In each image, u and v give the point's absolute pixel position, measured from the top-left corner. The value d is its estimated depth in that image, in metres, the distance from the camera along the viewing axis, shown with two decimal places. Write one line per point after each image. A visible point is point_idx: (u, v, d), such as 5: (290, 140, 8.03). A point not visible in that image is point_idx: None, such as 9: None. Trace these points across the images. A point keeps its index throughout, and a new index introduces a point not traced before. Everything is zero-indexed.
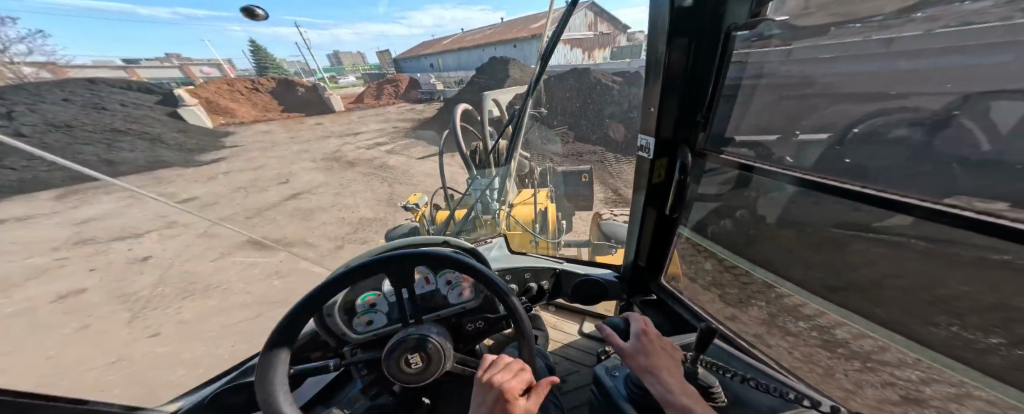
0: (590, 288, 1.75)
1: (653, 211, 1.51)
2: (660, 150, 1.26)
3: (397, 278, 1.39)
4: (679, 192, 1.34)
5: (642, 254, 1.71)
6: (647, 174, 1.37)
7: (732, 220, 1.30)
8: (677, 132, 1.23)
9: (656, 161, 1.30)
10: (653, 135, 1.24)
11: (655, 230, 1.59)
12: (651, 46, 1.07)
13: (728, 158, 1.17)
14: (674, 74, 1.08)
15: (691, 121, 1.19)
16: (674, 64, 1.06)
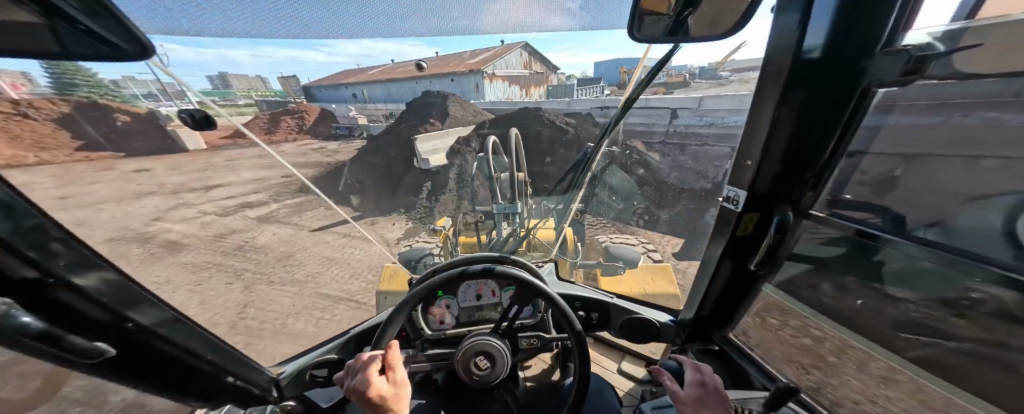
0: (646, 329, 1.36)
1: (728, 265, 1.12)
2: (752, 205, 0.95)
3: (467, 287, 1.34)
4: (768, 254, 0.99)
5: (706, 304, 1.27)
6: (728, 224, 1.04)
7: (833, 286, 0.94)
8: (777, 191, 0.91)
9: (744, 215, 0.97)
10: (745, 189, 0.94)
11: (730, 286, 1.18)
12: (763, 88, 0.83)
13: (841, 222, 0.84)
14: (785, 129, 0.82)
15: (800, 181, 0.88)
16: (784, 118, 0.81)
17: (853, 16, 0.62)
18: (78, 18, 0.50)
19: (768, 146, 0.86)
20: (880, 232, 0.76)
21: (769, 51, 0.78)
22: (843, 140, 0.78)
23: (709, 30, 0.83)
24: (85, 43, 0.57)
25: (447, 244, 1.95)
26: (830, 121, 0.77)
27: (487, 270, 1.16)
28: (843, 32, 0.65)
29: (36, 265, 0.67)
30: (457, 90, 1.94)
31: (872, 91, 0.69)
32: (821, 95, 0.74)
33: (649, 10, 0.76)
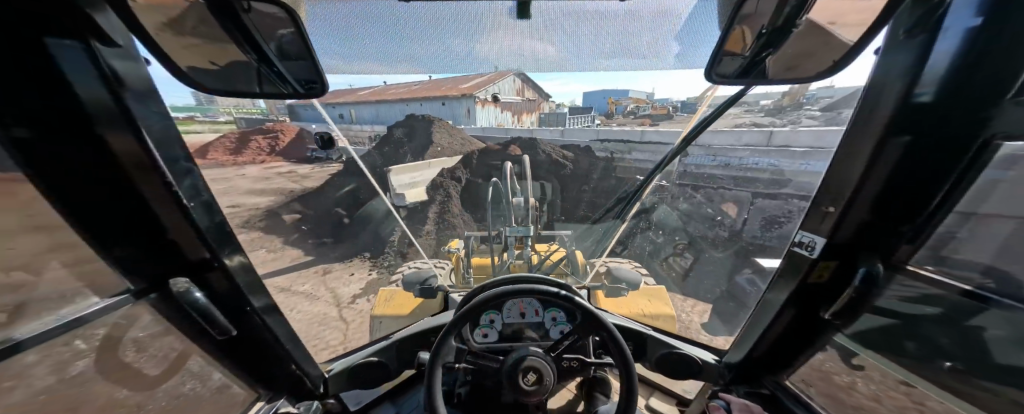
0: (684, 366, 1.13)
1: (794, 311, 0.94)
2: (830, 255, 0.82)
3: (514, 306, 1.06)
4: (844, 305, 0.84)
5: (762, 346, 1.06)
6: (794, 270, 0.91)
7: (920, 344, 0.73)
8: (870, 241, 0.77)
9: (817, 263, 0.84)
10: (822, 235, 0.83)
11: (798, 333, 0.97)
12: (859, 123, 0.72)
13: (938, 277, 0.68)
14: (882, 171, 0.70)
15: (890, 232, 0.74)
16: (886, 155, 0.68)
17: (980, 59, 0.51)
18: (276, 60, 0.62)
19: (853, 191, 0.75)
20: (987, 292, 0.60)
21: (868, 85, 0.67)
22: (952, 194, 0.65)
23: (792, 73, 0.73)
24: (269, 81, 0.69)
25: (460, 267, 1.89)
26: (942, 165, 0.63)
27: (566, 294, 0.87)
28: (967, 70, 0.53)
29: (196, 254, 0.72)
30: (450, 112, 1.81)
31: (994, 145, 0.57)
32: (930, 140, 0.63)
33: (728, 50, 0.72)
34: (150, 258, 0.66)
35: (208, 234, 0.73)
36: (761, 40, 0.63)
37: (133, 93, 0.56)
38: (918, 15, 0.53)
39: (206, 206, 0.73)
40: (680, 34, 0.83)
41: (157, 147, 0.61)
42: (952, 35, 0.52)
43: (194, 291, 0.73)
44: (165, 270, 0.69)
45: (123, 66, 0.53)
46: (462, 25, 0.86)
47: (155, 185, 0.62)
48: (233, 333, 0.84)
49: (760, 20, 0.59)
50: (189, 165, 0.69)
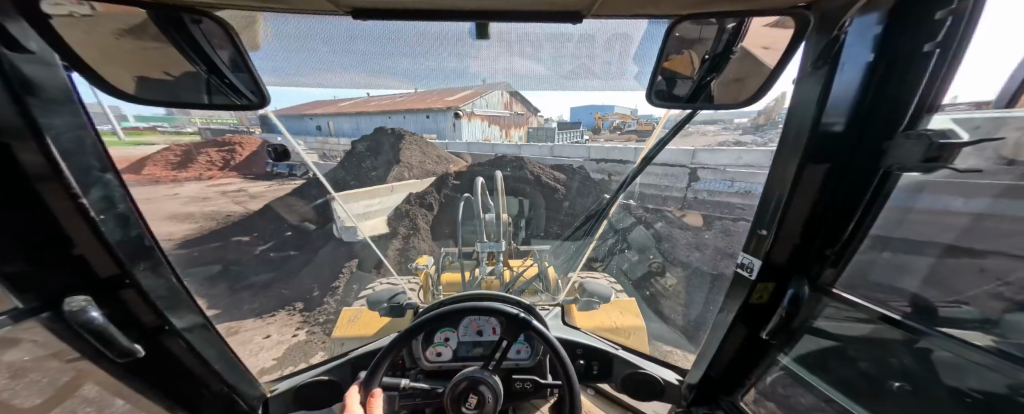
0: (648, 386, 1.13)
1: (742, 329, 0.95)
2: (767, 276, 0.84)
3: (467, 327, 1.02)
4: (778, 324, 0.88)
5: (716, 367, 1.06)
6: (740, 289, 0.92)
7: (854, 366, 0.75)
8: (798, 263, 0.80)
9: (757, 284, 0.86)
10: (759, 258, 0.84)
11: (745, 354, 0.99)
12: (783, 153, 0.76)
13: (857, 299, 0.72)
14: (805, 197, 0.73)
15: (815, 256, 0.77)
16: (807, 182, 0.71)
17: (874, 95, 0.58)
18: (225, 70, 0.68)
19: (784, 206, 0.76)
20: (899, 316, 0.64)
21: (789, 115, 0.72)
22: (863, 223, 0.69)
23: (730, 99, 0.79)
24: (220, 92, 0.72)
25: (429, 282, 1.84)
26: (851, 193, 0.68)
27: (524, 317, 0.86)
28: (864, 102, 0.59)
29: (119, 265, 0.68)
30: (435, 127, 1.59)
31: (894, 174, 0.61)
32: (842, 168, 0.67)
33: (677, 74, 0.78)
34: (51, 274, 0.60)
35: (121, 250, 0.68)
36: (707, 64, 0.73)
37: (42, 100, 0.51)
38: (820, 48, 0.60)
39: (122, 218, 0.68)
40: (637, 59, 0.86)
41: (64, 157, 0.57)
42: (850, 69, 0.58)
43: (91, 310, 0.65)
44: (65, 287, 0.62)
45: (37, 71, 0.50)
46: (413, 47, 0.89)
47: (61, 198, 0.57)
48: (140, 355, 0.76)
49: (705, 45, 0.71)
50: (104, 175, 0.64)
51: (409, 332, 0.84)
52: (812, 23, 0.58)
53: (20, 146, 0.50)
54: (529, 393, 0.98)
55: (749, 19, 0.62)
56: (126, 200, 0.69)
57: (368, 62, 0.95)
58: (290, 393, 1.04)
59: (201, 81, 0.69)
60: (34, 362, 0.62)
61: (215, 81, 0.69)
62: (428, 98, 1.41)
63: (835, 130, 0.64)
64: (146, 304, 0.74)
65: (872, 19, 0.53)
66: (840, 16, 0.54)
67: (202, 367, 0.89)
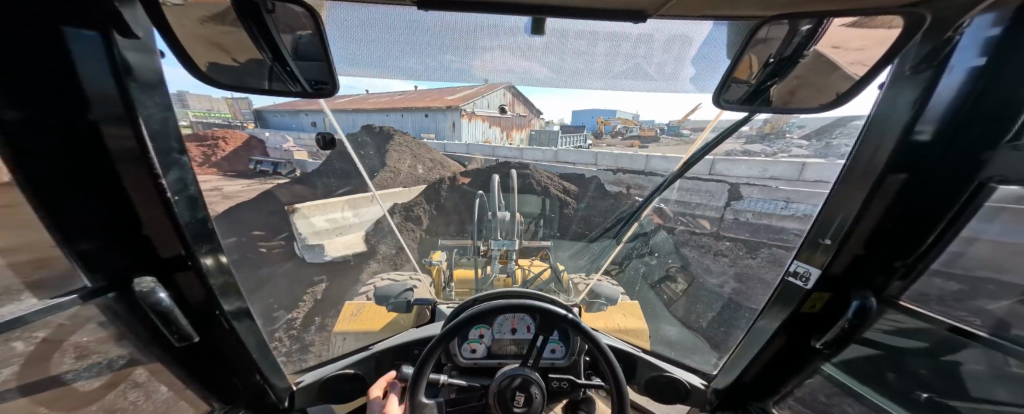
0: (672, 390, 1.11)
1: (783, 339, 0.97)
2: (823, 286, 0.85)
3: (502, 325, 0.99)
4: (835, 336, 0.86)
5: (752, 370, 1.07)
6: (788, 299, 0.93)
7: (900, 376, 0.79)
8: (859, 272, 0.80)
9: (810, 294, 0.87)
10: (817, 268, 0.86)
11: (791, 359, 0.98)
12: (860, 159, 0.76)
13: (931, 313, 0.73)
14: (879, 206, 0.73)
15: (884, 269, 0.78)
16: (885, 192, 0.72)
17: (977, 102, 0.57)
18: (289, 59, 0.65)
19: (849, 227, 0.79)
20: (979, 332, 0.64)
21: (872, 117, 0.71)
22: (943, 236, 0.69)
23: (810, 102, 0.78)
24: (280, 79, 0.70)
25: (443, 279, 1.83)
26: (934, 203, 0.67)
27: (573, 318, 0.84)
28: (959, 114, 0.59)
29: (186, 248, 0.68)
30: (433, 126, 1.74)
31: (989, 187, 0.61)
32: (925, 179, 0.67)
33: (735, 77, 0.79)
34: (118, 253, 0.61)
35: (189, 231, 0.68)
36: (769, 69, 0.71)
37: (138, 84, 0.54)
38: (926, 51, 0.59)
39: (191, 201, 0.68)
40: (696, 59, 0.87)
41: (151, 138, 0.58)
42: (957, 73, 0.58)
43: (159, 291, 0.66)
44: (130, 263, 0.63)
45: (137, 57, 0.53)
46: (471, 40, 0.86)
47: (141, 181, 0.59)
48: (195, 339, 0.75)
49: (771, 47, 0.69)
50: (182, 158, 0.65)
51: (461, 328, 0.83)
52: (925, 24, 0.56)
53: (113, 128, 0.53)
54: (563, 393, 0.96)
55: (827, 20, 0.60)
56: (196, 182, 0.69)
57: (421, 53, 0.93)
58: (317, 387, 1.01)
59: (275, 68, 0.67)
60: (98, 343, 0.62)
61: (295, 65, 0.67)
62: (428, 97, 1.54)
63: (922, 140, 0.65)
64: (201, 285, 0.74)
65: (991, 19, 0.51)
66: (959, 16, 0.52)
67: (242, 356, 0.87)
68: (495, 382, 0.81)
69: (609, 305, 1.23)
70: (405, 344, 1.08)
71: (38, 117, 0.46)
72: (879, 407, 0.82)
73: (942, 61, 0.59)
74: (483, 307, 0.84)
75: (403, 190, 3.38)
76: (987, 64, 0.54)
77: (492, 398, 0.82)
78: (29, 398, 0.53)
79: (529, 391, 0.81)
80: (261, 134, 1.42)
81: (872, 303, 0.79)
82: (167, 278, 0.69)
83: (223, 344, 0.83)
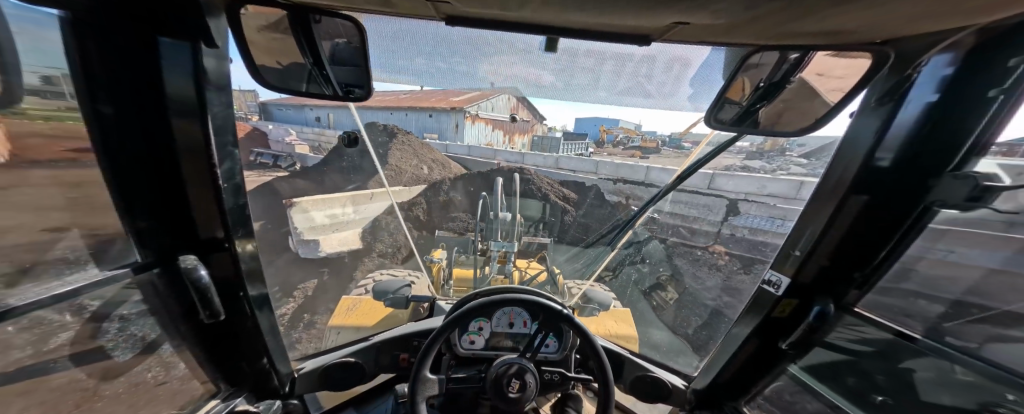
0: (654, 388, 1.17)
1: (755, 343, 1.03)
2: (792, 293, 0.92)
3: (498, 319, 1.04)
4: (800, 337, 0.94)
5: (727, 374, 1.12)
6: (761, 305, 1.00)
7: (858, 380, 0.88)
8: (829, 284, 0.86)
9: (781, 300, 0.94)
10: (787, 277, 0.92)
11: (764, 365, 1.04)
12: (833, 177, 0.82)
13: (887, 321, 0.81)
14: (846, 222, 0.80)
15: (844, 279, 0.84)
16: (848, 211, 0.78)
17: (932, 130, 0.63)
18: (326, 64, 0.74)
19: (817, 241, 0.85)
20: (916, 334, 0.75)
21: (836, 157, 0.81)
22: (893, 251, 0.76)
23: (790, 126, 0.86)
24: (316, 81, 0.78)
25: (440, 276, 1.90)
26: (888, 222, 0.74)
27: (568, 313, 0.90)
28: (909, 145, 0.66)
29: (225, 231, 0.76)
30: (436, 126, 1.89)
31: (933, 210, 0.68)
32: (884, 200, 0.73)
33: (728, 97, 0.87)
34: (169, 232, 0.69)
35: (230, 215, 0.76)
36: (759, 92, 0.80)
37: (211, 86, 0.64)
38: (891, 84, 0.67)
39: (236, 189, 0.76)
40: (693, 80, 0.94)
41: (215, 132, 0.68)
42: (913, 105, 0.65)
43: (200, 268, 0.72)
44: (178, 244, 0.70)
45: (213, 64, 0.63)
46: (487, 52, 0.95)
47: (201, 173, 0.69)
48: (222, 317, 0.80)
49: (762, 73, 0.77)
50: (234, 150, 0.74)
51: (464, 317, 0.89)
52: (888, 62, 0.65)
53: (183, 123, 0.63)
54: (556, 384, 1.02)
55: (812, 52, 0.68)
56: (242, 174, 0.78)
57: (437, 62, 1.02)
58: (318, 371, 1.07)
59: (315, 72, 0.75)
60: (138, 316, 0.68)
61: (341, 73, 0.76)
62: (433, 99, 1.65)
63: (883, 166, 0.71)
64: (231, 263, 0.79)
65: (947, 59, 0.58)
66: (920, 54, 0.61)
67: (255, 339, 0.93)
68: (493, 369, 0.87)
69: (600, 310, 1.34)
70: (405, 335, 1.15)
71: (130, 110, 0.56)
72: (835, 404, 0.91)
73: (904, 94, 0.66)
74: (480, 302, 0.89)
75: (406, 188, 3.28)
76: (940, 100, 0.61)
77: (490, 384, 0.88)
78: (77, 361, 0.59)
79: (522, 380, 0.88)
80: (269, 128, 1.50)
81: (830, 308, 0.86)
82: (206, 257, 0.75)
83: (242, 329, 0.90)
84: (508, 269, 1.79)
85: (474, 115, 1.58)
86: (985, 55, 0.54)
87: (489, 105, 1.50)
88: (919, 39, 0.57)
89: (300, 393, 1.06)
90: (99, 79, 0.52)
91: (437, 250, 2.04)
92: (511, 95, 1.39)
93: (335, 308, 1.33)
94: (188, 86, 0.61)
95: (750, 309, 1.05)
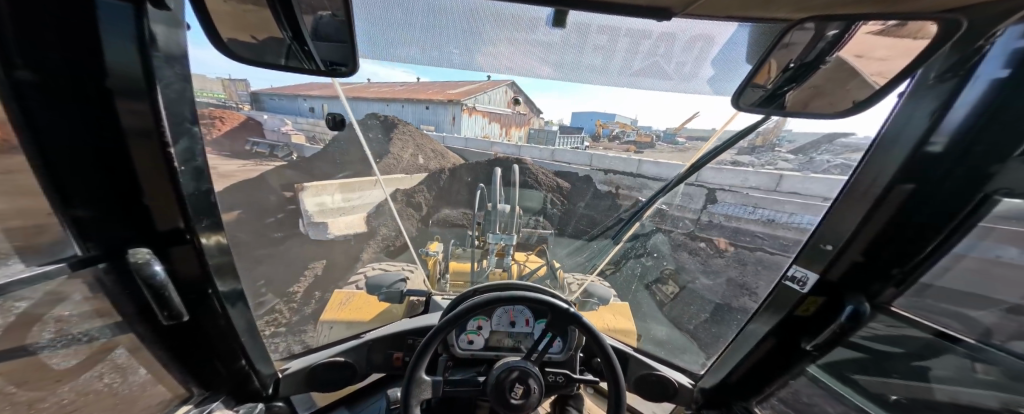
0: (659, 387, 1.13)
1: (772, 341, 1.00)
2: (818, 291, 0.88)
3: (502, 316, 0.96)
4: (826, 339, 0.89)
5: (740, 370, 1.09)
6: (783, 303, 0.96)
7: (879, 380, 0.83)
8: (860, 280, 0.81)
9: (806, 297, 0.90)
10: (814, 272, 0.89)
11: (780, 364, 1.01)
12: (872, 162, 0.77)
13: (922, 321, 0.75)
14: (886, 214, 0.75)
15: (881, 275, 0.79)
16: (891, 201, 0.73)
17: (993, 118, 0.57)
18: (308, 39, 0.64)
19: (852, 233, 0.80)
20: (962, 336, 0.67)
21: (880, 141, 0.75)
22: (942, 245, 0.70)
23: (824, 107, 0.81)
24: (296, 56, 0.70)
25: (437, 270, 1.84)
26: (935, 213, 0.69)
27: (574, 312, 0.83)
28: (970, 131, 0.60)
29: (184, 223, 0.68)
30: (432, 120, 1.75)
31: (994, 199, 0.61)
32: (933, 192, 0.68)
33: (754, 81, 0.82)
34: (120, 222, 0.61)
35: (191, 203, 0.67)
36: (789, 73, 0.74)
37: (160, 55, 0.54)
38: (953, 61, 0.59)
39: (197, 172, 0.68)
40: (714, 60, 0.87)
41: (166, 107, 0.58)
42: (978, 83, 0.57)
43: (154, 264, 0.65)
44: (130, 236, 0.63)
45: (164, 31, 0.53)
46: (488, 28, 0.85)
47: (150, 157, 0.59)
48: (185, 319, 0.73)
49: (792, 53, 0.70)
50: (192, 128, 0.65)
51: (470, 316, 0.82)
52: (956, 34, 0.56)
53: (127, 102, 0.53)
54: (559, 386, 0.96)
55: (857, 24, 0.59)
56: (204, 155, 0.69)
57: (437, 42, 0.92)
58: (302, 373, 0.99)
59: (292, 45, 0.65)
60: (81, 318, 0.60)
61: (324, 49, 0.68)
62: (429, 90, 1.59)
63: (933, 153, 0.66)
64: (197, 263, 0.73)
65: (1022, 31, 0.51)
66: (994, 24, 0.52)
67: (228, 338, 0.85)
68: (494, 374, 0.81)
69: (601, 305, 1.25)
70: (398, 333, 1.08)
71: (53, 79, 0.47)
72: (858, 406, 0.86)
73: (970, 69, 0.58)
74: (490, 298, 0.82)
75: (406, 176, 3.25)
76: (1011, 77, 0.54)
77: (491, 390, 0.81)
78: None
79: (526, 384, 0.81)
80: (260, 118, 1.40)
81: (865, 308, 0.81)
82: (163, 251, 0.67)
83: (210, 329, 0.82)
84: (507, 262, 1.73)
85: (470, 107, 1.56)
86: None
87: (486, 98, 1.49)
88: (991, 5, 0.50)
89: (286, 395, 1.00)
90: (9, 41, 0.42)
91: (434, 242, 1.98)
92: (508, 87, 1.41)
93: (327, 303, 1.21)
94: (132, 60, 0.51)
95: (767, 307, 1.00)
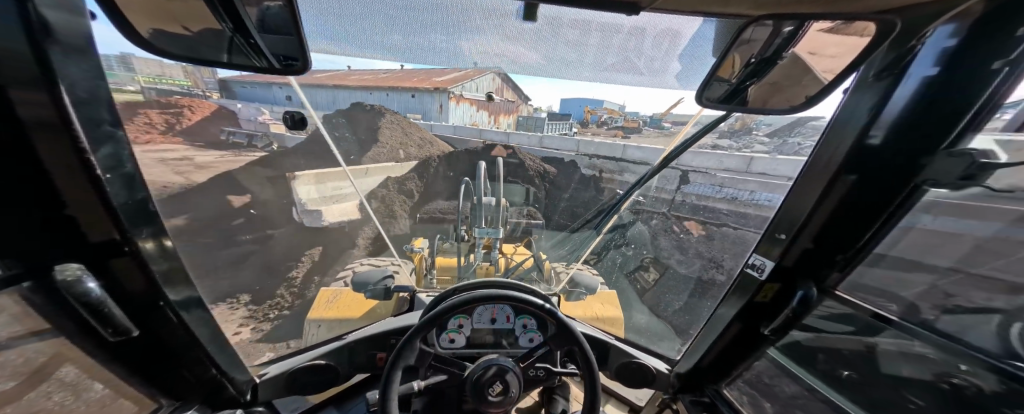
0: (639, 375, 1.18)
1: (737, 326, 1.06)
2: (775, 277, 0.93)
3: (482, 315, 0.98)
4: (782, 323, 0.97)
5: (710, 354, 1.15)
6: (745, 288, 1.01)
7: (827, 357, 0.90)
8: (811, 264, 0.87)
9: (763, 284, 0.95)
10: (772, 260, 0.93)
11: (744, 346, 1.08)
12: (819, 155, 0.81)
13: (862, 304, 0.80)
14: (831, 203, 0.79)
15: (826, 261, 0.84)
16: (838, 191, 0.77)
17: (924, 112, 0.61)
18: (253, 31, 0.61)
19: (802, 223, 0.85)
20: (893, 316, 0.74)
21: (827, 133, 0.78)
22: (878, 233, 0.75)
23: (781, 104, 0.81)
24: (241, 51, 0.65)
25: (423, 266, 1.84)
26: (871, 202, 0.73)
27: (550, 308, 0.85)
28: (904, 124, 0.64)
29: (120, 232, 0.64)
30: (419, 107, 1.71)
31: (921, 189, 0.66)
32: (876, 179, 0.71)
33: (718, 75, 0.81)
34: (38, 230, 0.54)
35: (122, 213, 0.63)
36: (750, 69, 0.74)
37: (61, 49, 0.46)
38: (890, 60, 0.63)
39: (127, 179, 0.63)
40: (681, 54, 0.87)
41: (76, 107, 0.51)
42: (911, 82, 0.61)
43: (86, 279, 0.61)
44: (46, 246, 0.56)
45: (57, 16, 0.45)
46: (457, 18, 0.81)
47: (59, 152, 0.52)
48: (132, 333, 0.72)
49: (753, 49, 0.70)
50: (115, 130, 0.59)
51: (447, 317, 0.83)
52: (895, 31, 0.59)
53: (22, 92, 0.45)
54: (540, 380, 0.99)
55: (809, 23, 0.60)
56: (131, 159, 0.64)
57: (400, 34, 0.88)
58: (281, 378, 1.00)
59: (230, 36, 0.61)
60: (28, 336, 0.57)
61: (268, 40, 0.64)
62: (415, 78, 1.46)
63: (873, 145, 0.69)
64: (142, 275, 0.70)
65: (950, 31, 0.55)
66: (924, 24, 0.56)
67: (192, 348, 0.84)
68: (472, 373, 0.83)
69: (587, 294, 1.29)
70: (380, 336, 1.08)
71: None
72: (808, 383, 0.93)
73: (903, 69, 0.62)
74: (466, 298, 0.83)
75: (395, 165, 3.56)
76: (940, 74, 0.57)
77: (469, 387, 0.83)
78: None
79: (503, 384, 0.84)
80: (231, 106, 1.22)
81: (813, 292, 0.87)
82: (98, 264, 0.63)
83: (171, 340, 0.80)
84: (494, 255, 1.74)
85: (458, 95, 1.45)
86: (992, 27, 0.50)
87: (474, 86, 1.38)
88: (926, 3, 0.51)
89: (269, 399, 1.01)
90: None
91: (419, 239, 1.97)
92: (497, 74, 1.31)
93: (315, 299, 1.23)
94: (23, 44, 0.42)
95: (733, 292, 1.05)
